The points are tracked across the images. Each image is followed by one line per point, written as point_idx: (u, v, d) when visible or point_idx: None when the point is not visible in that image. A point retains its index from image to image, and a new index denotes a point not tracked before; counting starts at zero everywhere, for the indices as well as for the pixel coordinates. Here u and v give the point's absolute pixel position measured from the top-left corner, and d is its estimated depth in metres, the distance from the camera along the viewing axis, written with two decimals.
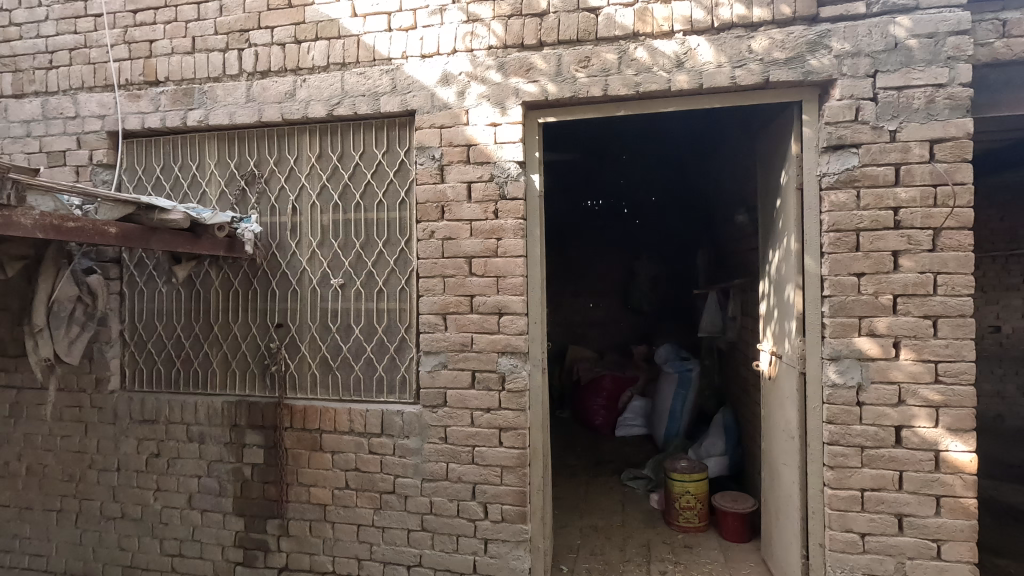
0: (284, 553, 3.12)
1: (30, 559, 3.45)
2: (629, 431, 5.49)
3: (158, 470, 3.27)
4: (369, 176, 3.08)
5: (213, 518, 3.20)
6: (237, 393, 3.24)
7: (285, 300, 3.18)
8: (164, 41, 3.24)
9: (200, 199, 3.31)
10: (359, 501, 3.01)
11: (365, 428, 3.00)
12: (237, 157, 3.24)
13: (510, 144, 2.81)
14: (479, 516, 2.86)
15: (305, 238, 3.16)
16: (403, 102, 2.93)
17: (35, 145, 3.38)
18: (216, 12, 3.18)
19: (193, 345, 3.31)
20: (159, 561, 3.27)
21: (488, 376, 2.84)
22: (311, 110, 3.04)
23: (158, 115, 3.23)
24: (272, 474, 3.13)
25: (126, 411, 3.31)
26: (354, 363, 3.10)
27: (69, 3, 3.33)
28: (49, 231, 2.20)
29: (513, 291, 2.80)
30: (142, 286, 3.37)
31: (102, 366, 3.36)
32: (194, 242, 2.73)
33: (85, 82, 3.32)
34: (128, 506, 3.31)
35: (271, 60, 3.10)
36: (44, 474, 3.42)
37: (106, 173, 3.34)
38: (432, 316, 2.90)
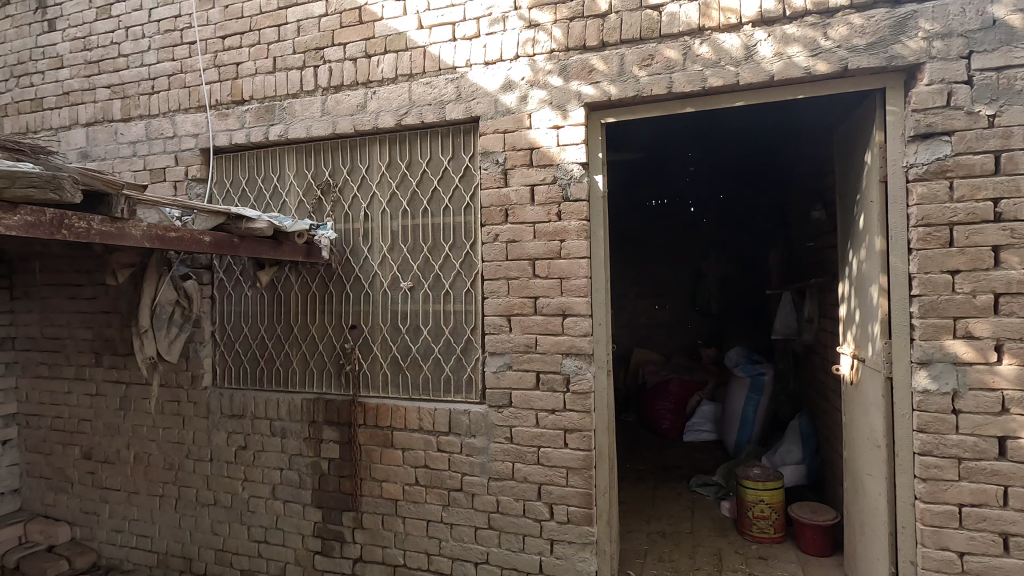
0: (358, 545, 3.27)
1: (137, 539, 3.80)
2: (697, 436, 5.34)
3: (245, 461, 3.51)
4: (436, 182, 3.18)
5: (295, 508, 3.40)
6: (315, 391, 3.43)
7: (358, 303, 3.34)
8: (249, 63, 3.49)
9: (281, 208, 3.53)
10: (428, 497, 3.10)
11: (433, 426, 3.09)
12: (314, 168, 3.44)
13: (573, 146, 2.81)
14: (545, 517, 2.87)
15: (376, 243, 3.31)
16: (468, 109, 3.01)
17: (139, 164, 3.74)
18: (294, 33, 3.39)
19: (275, 345, 3.54)
20: (247, 546, 3.51)
21: (553, 377, 2.85)
22: (381, 121, 3.18)
23: (243, 131, 3.49)
24: (347, 468, 3.28)
25: (217, 406, 3.58)
26: (422, 363, 3.20)
27: (168, 33, 3.66)
28: (157, 242, 2.41)
29: (578, 293, 2.80)
30: (230, 290, 3.64)
31: (196, 364, 3.65)
32: (277, 249, 2.92)
33: (181, 104, 3.63)
34: (219, 494, 3.57)
35: (344, 75, 3.27)
36: (148, 461, 3.76)
37: (199, 187, 3.64)
38: (496, 318, 2.95)
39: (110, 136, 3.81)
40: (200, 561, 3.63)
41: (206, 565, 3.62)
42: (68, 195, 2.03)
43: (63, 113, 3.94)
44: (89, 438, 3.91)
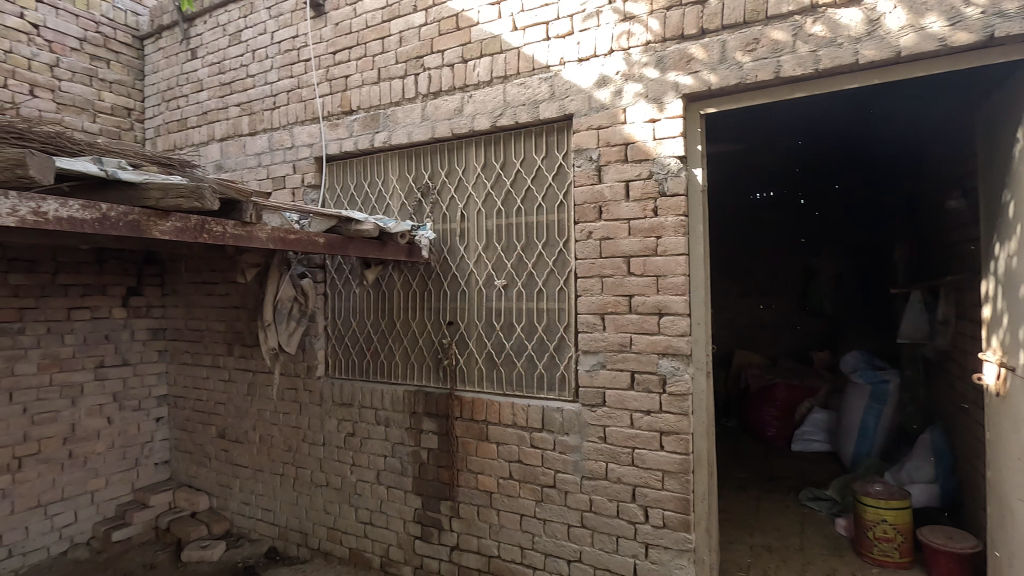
0: (455, 533, 3.39)
1: (262, 512, 4.21)
2: (808, 446, 4.97)
3: (353, 447, 3.77)
4: (529, 181, 3.21)
5: (397, 493, 3.60)
6: (415, 383, 3.61)
7: (455, 300, 3.46)
8: (357, 76, 3.74)
9: (385, 211, 3.75)
10: (522, 491, 3.16)
11: (527, 422, 3.14)
12: (415, 171, 3.61)
13: (670, 139, 2.73)
14: (640, 520, 2.81)
15: (472, 243, 3.41)
16: (561, 107, 3.01)
17: (263, 174, 4.13)
18: (397, 44, 3.58)
19: (379, 340, 3.77)
20: (355, 526, 3.77)
21: (648, 378, 2.79)
22: (477, 123, 3.28)
23: (352, 139, 3.74)
24: (445, 459, 3.42)
25: (329, 394, 3.87)
26: (516, 360, 3.26)
27: (288, 52, 4.02)
28: (278, 243, 2.66)
29: (674, 291, 2.70)
30: (340, 288, 3.92)
31: (311, 355, 3.98)
32: (381, 249, 3.11)
33: (298, 117, 3.97)
34: (331, 476, 3.87)
35: (442, 82, 3.41)
36: (271, 443, 4.15)
37: (313, 192, 3.96)
38: (590, 316, 2.93)
39: (239, 149, 4.25)
40: (315, 537, 3.96)
41: (319, 540, 3.94)
42: (208, 201, 2.18)
43: (203, 131, 4.46)
44: (223, 419, 4.40)
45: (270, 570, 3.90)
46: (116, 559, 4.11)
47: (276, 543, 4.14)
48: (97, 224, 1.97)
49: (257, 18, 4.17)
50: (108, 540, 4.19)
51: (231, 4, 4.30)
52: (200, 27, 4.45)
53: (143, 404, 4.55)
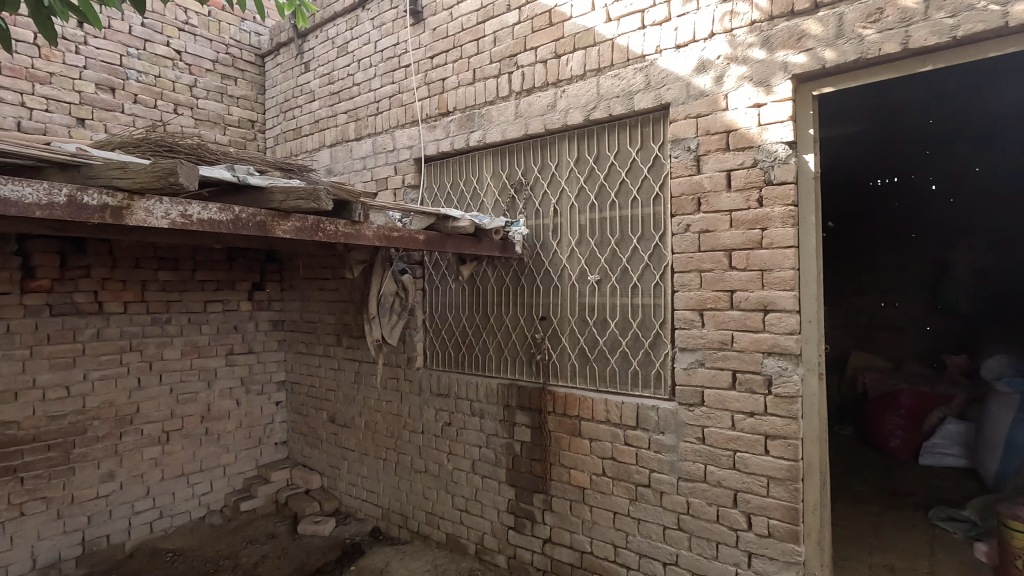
0: (548, 526, 3.42)
1: (367, 493, 4.50)
2: (938, 460, 4.46)
3: (450, 436, 3.92)
4: (624, 174, 3.15)
5: (491, 483, 3.69)
6: (509, 376, 3.68)
7: (547, 296, 3.49)
8: (453, 78, 3.87)
9: (479, 208, 3.84)
10: (615, 489, 3.12)
11: (620, 419, 3.09)
12: (508, 168, 3.67)
13: (776, 124, 2.56)
14: (742, 527, 2.68)
15: (565, 238, 3.41)
16: (658, 96, 2.93)
17: (368, 176, 4.39)
18: (491, 44, 3.66)
19: (474, 333, 3.88)
20: (451, 512, 3.93)
21: (752, 378, 2.64)
22: (570, 118, 3.27)
23: (448, 140, 3.88)
24: (538, 452, 3.46)
25: (427, 385, 4.05)
26: (609, 356, 3.22)
27: (390, 60, 4.24)
28: (383, 240, 2.83)
29: (782, 286, 2.53)
30: (438, 282, 4.09)
31: (411, 347, 4.18)
32: (477, 245, 3.24)
33: (399, 121, 4.18)
34: (429, 463, 4.05)
35: (535, 78, 3.43)
36: (375, 429, 4.42)
37: (413, 192, 4.15)
38: (687, 312, 2.83)
39: (347, 154, 4.56)
40: (414, 520, 4.17)
41: (418, 524, 4.14)
42: (323, 202, 2.34)
43: (315, 138, 4.82)
44: (332, 405, 4.75)
45: (374, 548, 4.16)
46: (244, 526, 4.58)
47: (380, 523, 4.41)
48: (231, 225, 2.20)
49: (362, 30, 4.44)
50: (237, 510, 4.68)
51: (339, 18, 4.61)
52: (313, 42, 4.81)
53: (265, 388, 5.03)
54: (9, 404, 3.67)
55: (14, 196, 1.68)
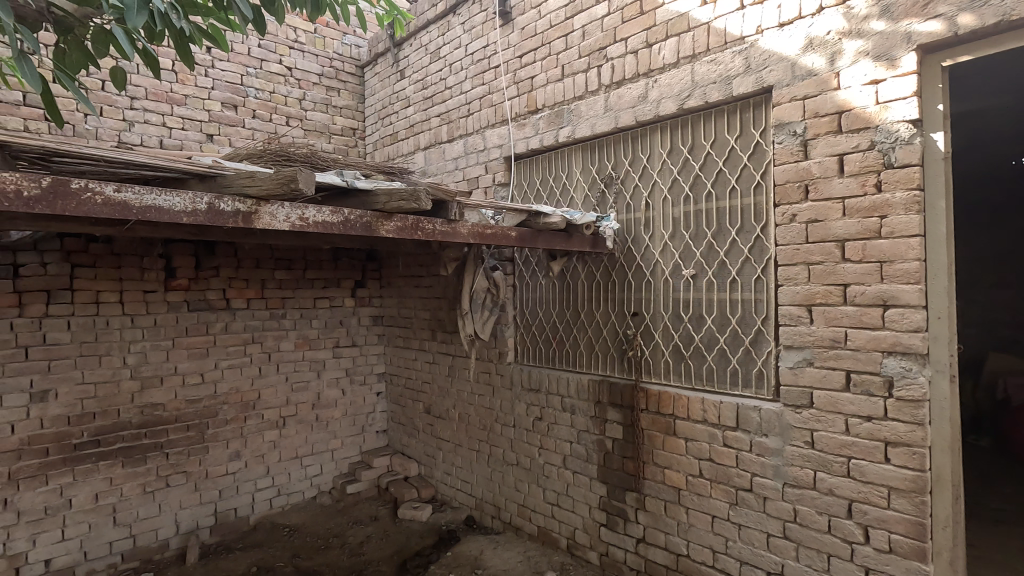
0: (641, 525, 3.37)
1: (461, 483, 4.67)
2: None
3: (541, 431, 3.97)
4: (721, 163, 3.01)
5: (582, 479, 3.69)
6: (600, 373, 3.65)
7: (639, 291, 3.42)
8: (542, 76, 3.89)
9: (569, 204, 3.83)
10: (713, 492, 3.00)
11: (719, 419, 2.97)
12: (598, 163, 3.63)
13: (898, 101, 2.33)
14: (858, 540, 2.48)
15: (657, 232, 3.32)
16: (759, 80, 2.77)
17: (459, 176, 4.53)
18: (580, 39, 3.64)
19: (565, 329, 3.89)
20: (543, 506, 3.97)
21: (869, 379, 2.43)
22: (662, 108, 3.18)
23: (538, 137, 3.91)
24: (630, 450, 3.41)
25: (518, 379, 4.12)
26: (706, 354, 3.10)
27: (480, 62, 4.35)
28: (477, 238, 2.91)
29: (905, 279, 2.31)
30: (528, 278, 4.14)
31: (502, 342, 4.27)
32: (567, 241, 3.26)
33: (489, 121, 4.27)
34: (520, 457, 4.12)
35: (626, 70, 3.37)
36: (469, 421, 4.56)
37: (503, 190, 4.22)
38: (794, 308, 2.65)
39: (440, 156, 4.73)
40: (507, 511, 4.26)
41: (510, 515, 4.23)
42: (423, 203, 2.45)
43: (410, 143, 5.05)
44: (428, 396, 4.96)
45: (469, 537, 4.30)
46: (350, 508, 4.91)
47: (473, 513, 4.55)
48: (341, 226, 2.37)
49: (453, 35, 4.58)
50: (343, 492, 5.03)
51: (431, 26, 4.80)
52: (407, 50, 5.04)
53: (367, 379, 5.36)
54: (156, 388, 4.19)
55: (166, 205, 1.92)
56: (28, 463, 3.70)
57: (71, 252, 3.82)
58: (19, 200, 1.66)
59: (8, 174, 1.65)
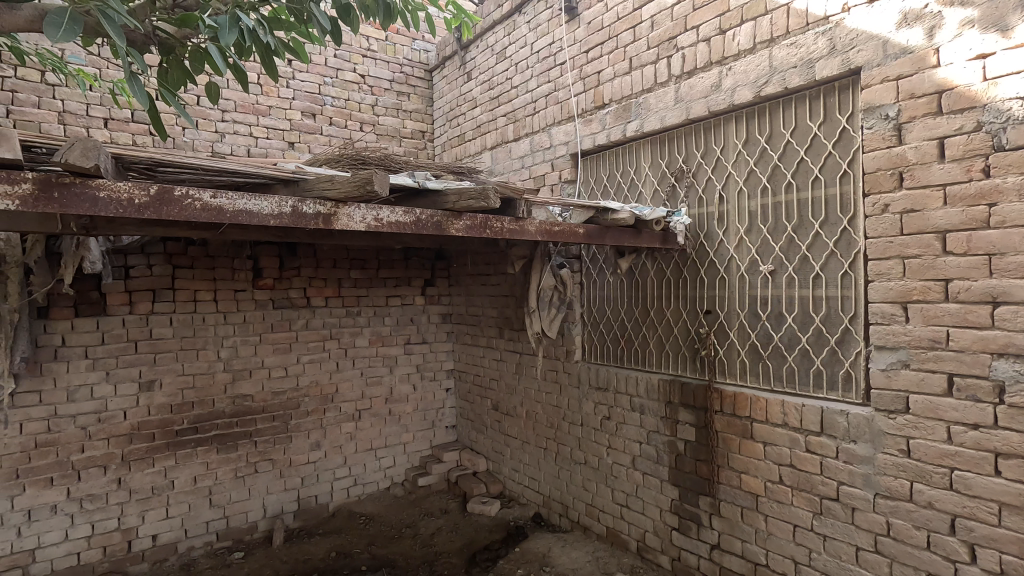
0: (716, 531, 3.24)
1: (529, 480, 4.69)
2: None
3: (609, 430, 3.91)
4: (803, 152, 2.84)
5: (653, 481, 3.61)
6: (671, 372, 3.55)
7: (713, 288, 3.29)
8: (609, 70, 3.84)
9: (637, 199, 3.75)
10: (794, 500, 2.85)
11: (801, 423, 2.81)
12: (668, 156, 3.53)
13: (1010, 77, 2.11)
14: (963, 559, 2.28)
15: (732, 226, 3.18)
16: (845, 61, 2.59)
17: (526, 174, 4.54)
18: (648, 30, 3.56)
19: (634, 327, 3.81)
20: (612, 506, 3.92)
21: (976, 384, 2.21)
22: (737, 96, 3.04)
23: (605, 132, 3.86)
24: (704, 453, 3.29)
25: (586, 378, 4.09)
26: (786, 354, 2.94)
27: (546, 59, 4.34)
28: (545, 235, 2.91)
29: (1018, 273, 2.09)
30: (595, 276, 4.09)
31: (569, 340, 4.25)
32: (636, 238, 3.20)
33: (555, 119, 4.25)
34: (589, 456, 4.09)
35: (697, 59, 3.26)
36: (536, 418, 4.58)
37: (570, 187, 4.19)
38: (886, 305, 2.46)
39: (506, 155, 4.77)
40: (575, 510, 4.24)
41: (578, 514, 4.21)
42: (491, 201, 2.48)
43: (477, 143, 5.13)
44: (496, 393, 5.02)
45: (537, 534, 4.32)
46: (421, 500, 5.06)
47: (541, 510, 4.56)
48: (413, 226, 2.44)
49: (519, 34, 4.61)
50: (415, 484, 5.19)
51: (497, 26, 4.85)
52: (474, 51, 5.12)
53: (437, 375, 5.50)
54: (246, 380, 4.50)
55: (255, 208, 2.06)
56: (138, 446, 4.08)
57: (173, 254, 4.17)
58: (131, 207, 1.83)
59: (122, 184, 1.81)
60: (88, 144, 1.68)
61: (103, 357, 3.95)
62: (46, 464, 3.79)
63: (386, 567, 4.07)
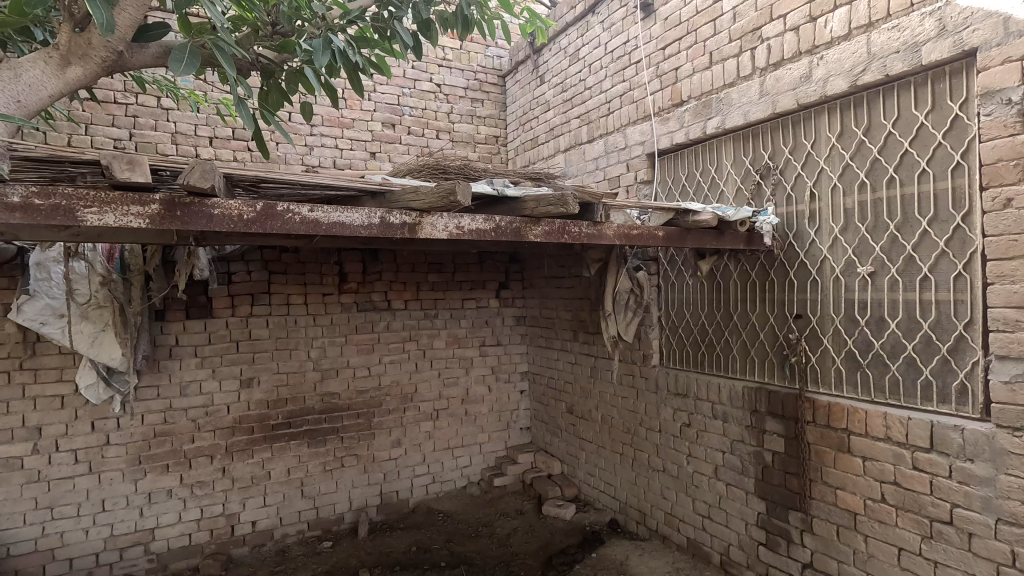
0: (809, 549, 3.06)
1: (605, 485, 4.63)
2: None
3: (689, 438, 3.79)
4: (907, 143, 2.62)
5: (737, 493, 3.46)
6: (757, 379, 3.38)
7: (804, 291, 3.10)
8: (687, 66, 3.72)
9: (719, 199, 3.60)
10: (899, 521, 2.64)
11: (907, 438, 2.59)
12: (752, 153, 3.36)
13: None
14: None
15: (826, 225, 2.99)
16: (958, 42, 2.37)
17: (600, 176, 4.48)
18: (730, 22, 3.43)
19: (715, 332, 3.67)
20: (693, 516, 3.79)
21: None
22: (830, 87, 2.86)
23: (683, 130, 3.74)
24: (794, 465, 3.11)
25: (664, 383, 3.98)
26: (888, 363, 2.71)
27: (620, 59, 4.28)
28: (624, 239, 2.88)
29: None
30: (673, 278, 3.97)
31: (647, 344, 4.15)
32: (719, 239, 3.08)
33: (631, 119, 4.18)
34: (667, 463, 3.98)
35: (785, 49, 3.10)
36: (612, 423, 4.51)
37: (646, 187, 4.10)
38: (1010, 311, 2.23)
39: (580, 156, 4.73)
40: (653, 518, 4.14)
41: (657, 523, 4.10)
42: (570, 207, 2.46)
43: (550, 145, 5.14)
44: (571, 396, 5.00)
45: (614, 540, 4.26)
46: (497, 500, 5.14)
47: (617, 516, 4.50)
48: (493, 233, 2.49)
49: (592, 34, 4.57)
50: (491, 484, 5.28)
51: (571, 28, 4.84)
52: (547, 55, 5.13)
53: (512, 377, 5.57)
54: (333, 379, 4.76)
55: (348, 220, 2.18)
56: (240, 438, 4.42)
57: (269, 261, 4.48)
58: (241, 222, 1.99)
59: (233, 202, 1.98)
60: (205, 166, 1.84)
61: (210, 355, 4.31)
62: (163, 452, 4.19)
63: (464, 564, 4.16)
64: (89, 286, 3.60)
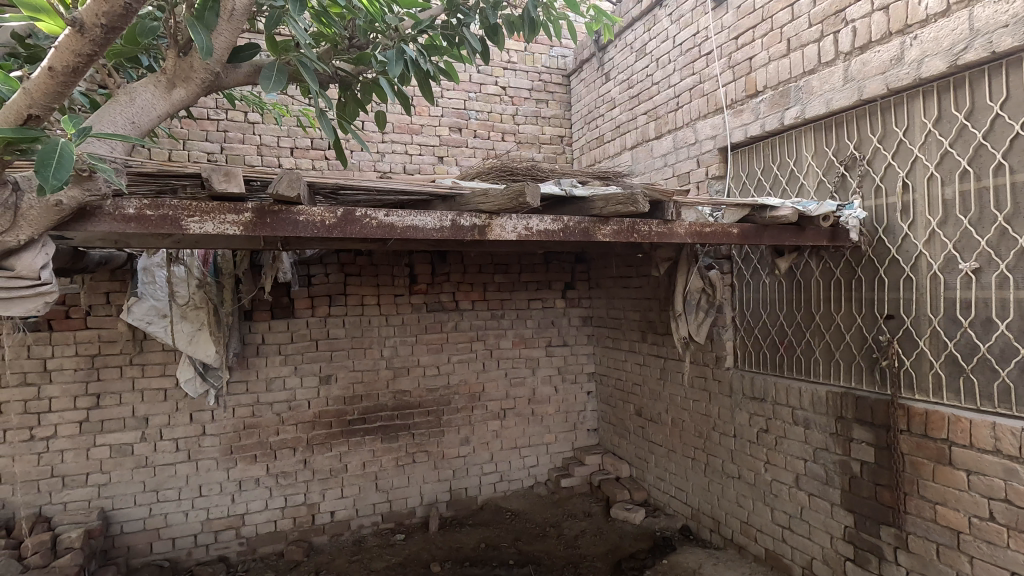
0: (904, 568, 2.85)
1: (675, 490, 4.51)
2: None
3: (767, 444, 3.62)
4: (1018, 126, 2.37)
5: (821, 504, 3.27)
6: (842, 384, 3.18)
7: (895, 290, 2.88)
8: (763, 54, 3.57)
9: (799, 193, 3.41)
10: (1011, 542, 2.39)
11: (1020, 451, 2.35)
12: (836, 143, 3.16)
13: None
14: None
15: (921, 218, 2.76)
16: None
17: (669, 173, 4.37)
18: (810, 6, 3.25)
19: (795, 333, 3.48)
20: (771, 527, 3.62)
21: None
22: (925, 68, 2.64)
23: (758, 122, 3.58)
24: (885, 477, 2.91)
25: (739, 386, 3.82)
26: (997, 368, 2.47)
27: (689, 51, 4.16)
28: (695, 237, 2.80)
29: None
30: (749, 277, 3.80)
31: (720, 346, 4.00)
32: (799, 235, 2.95)
33: (701, 112, 4.04)
34: (743, 470, 3.82)
35: (872, 31, 2.91)
36: (683, 426, 4.38)
37: (718, 183, 3.96)
38: None
39: (647, 154, 4.64)
40: (727, 526, 3.98)
41: (732, 532, 3.95)
42: (639, 206, 2.40)
43: (616, 143, 5.06)
44: (640, 398, 4.91)
45: (686, 547, 4.14)
46: (565, 500, 5.13)
47: (690, 523, 4.36)
48: (561, 233, 2.49)
49: (660, 28, 4.47)
50: (558, 484, 5.26)
51: (637, 23, 4.76)
52: (613, 51, 5.05)
53: (578, 378, 5.54)
54: (405, 377, 4.92)
55: (421, 224, 2.26)
56: (319, 432, 4.66)
57: (345, 263, 4.70)
58: (323, 227, 2.11)
59: (317, 209, 2.10)
60: (292, 176, 1.95)
61: (292, 353, 4.58)
62: (252, 443, 4.49)
63: (532, 564, 4.18)
64: (187, 288, 3.92)
